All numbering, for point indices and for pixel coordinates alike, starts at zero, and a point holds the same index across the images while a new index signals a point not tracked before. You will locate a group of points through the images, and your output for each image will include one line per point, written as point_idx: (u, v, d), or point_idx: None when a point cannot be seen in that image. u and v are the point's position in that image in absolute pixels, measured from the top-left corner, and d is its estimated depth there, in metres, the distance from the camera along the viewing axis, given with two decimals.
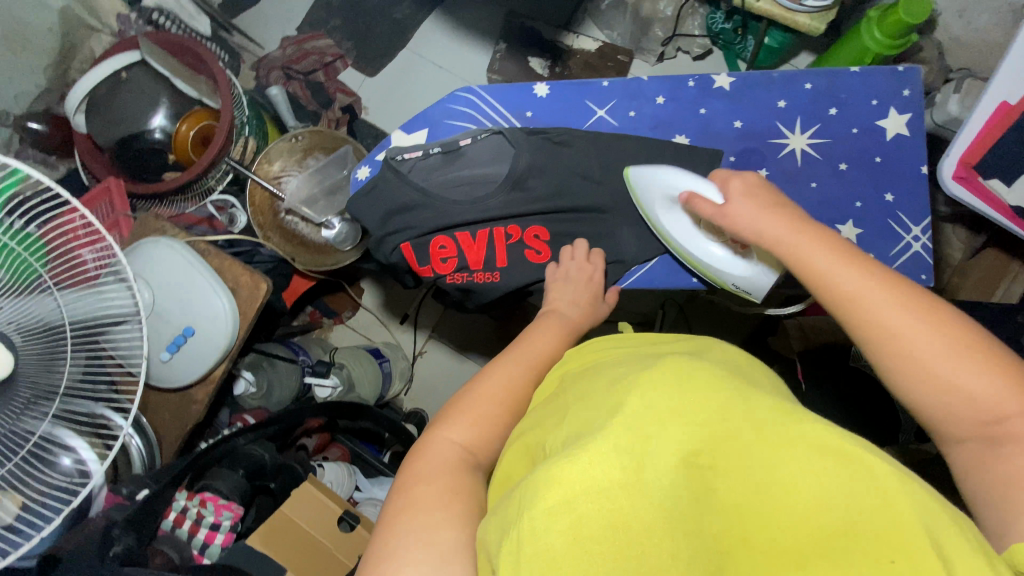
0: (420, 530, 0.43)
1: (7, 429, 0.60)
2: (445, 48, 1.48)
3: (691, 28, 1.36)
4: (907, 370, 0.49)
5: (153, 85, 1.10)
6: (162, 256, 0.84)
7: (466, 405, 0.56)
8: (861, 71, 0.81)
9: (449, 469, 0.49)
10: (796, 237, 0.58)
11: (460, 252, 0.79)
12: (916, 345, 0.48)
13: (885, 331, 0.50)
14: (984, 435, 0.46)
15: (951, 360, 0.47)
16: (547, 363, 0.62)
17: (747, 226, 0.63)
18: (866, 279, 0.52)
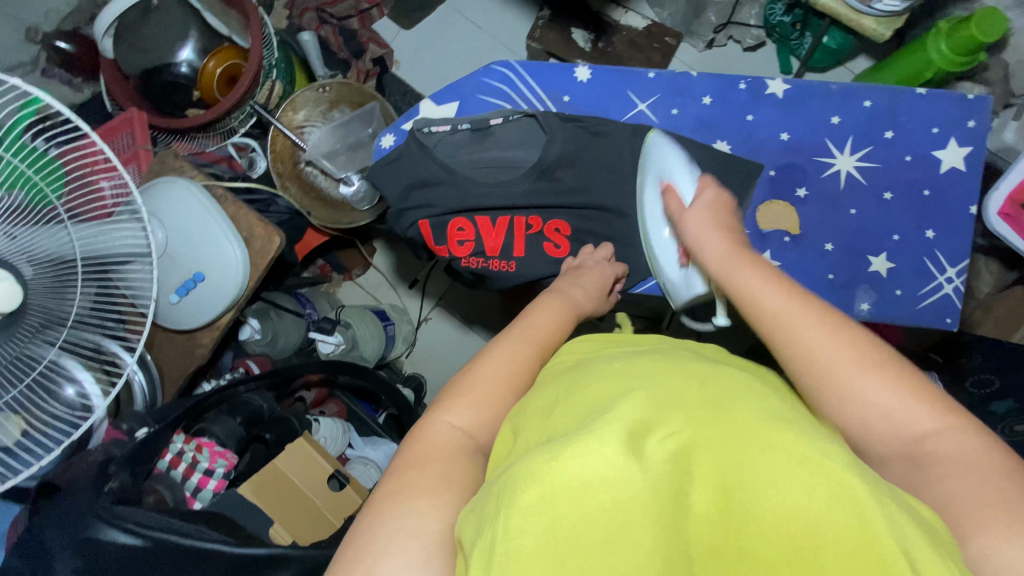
0: (407, 517, 0.43)
1: (15, 353, 0.61)
2: (486, 8, 1.42)
3: (746, 17, 1.28)
4: (830, 393, 0.46)
5: (183, 17, 1.07)
6: (178, 198, 0.82)
7: (468, 385, 0.53)
8: (927, 94, 0.76)
9: (445, 454, 0.48)
10: (726, 258, 0.56)
11: (478, 236, 0.78)
12: (832, 363, 0.46)
13: (813, 352, 0.47)
14: (905, 456, 0.44)
15: (876, 378, 0.46)
16: (549, 344, 0.59)
17: (693, 235, 0.61)
18: (785, 289, 0.50)
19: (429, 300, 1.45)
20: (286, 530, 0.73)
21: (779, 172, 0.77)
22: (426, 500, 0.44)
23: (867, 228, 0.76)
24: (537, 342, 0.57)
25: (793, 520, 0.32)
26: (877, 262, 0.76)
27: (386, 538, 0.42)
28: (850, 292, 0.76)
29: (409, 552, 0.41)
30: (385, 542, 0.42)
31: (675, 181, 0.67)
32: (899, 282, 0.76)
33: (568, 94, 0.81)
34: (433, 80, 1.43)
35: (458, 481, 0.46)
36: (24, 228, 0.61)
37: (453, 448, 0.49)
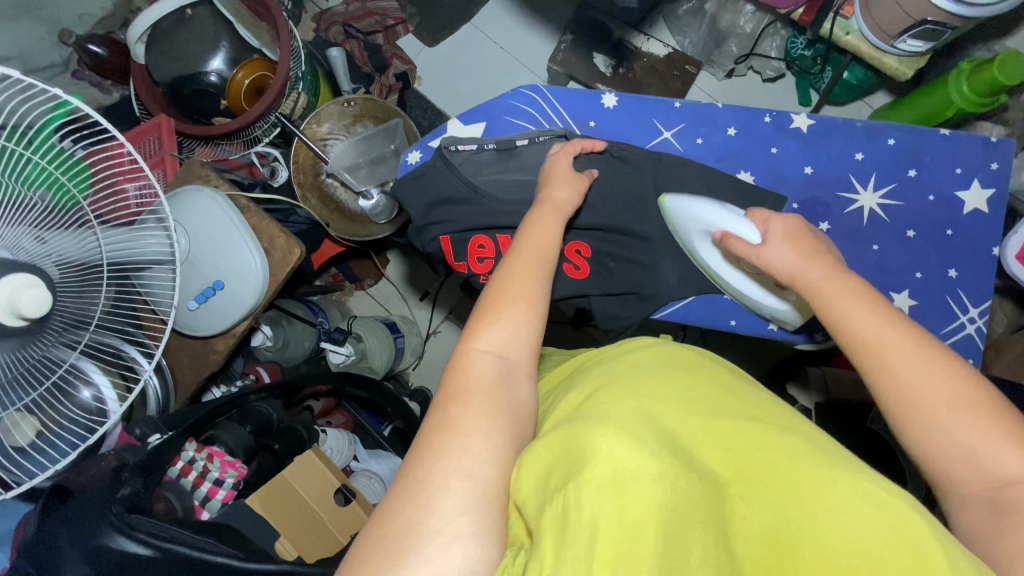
0: (463, 455, 0.43)
1: (40, 356, 0.61)
2: (509, 29, 1.44)
3: (767, 49, 1.29)
4: (919, 426, 0.47)
5: (214, 27, 1.09)
6: (203, 206, 0.84)
7: (494, 310, 0.53)
8: (951, 135, 0.76)
9: (489, 385, 0.48)
10: (822, 281, 0.58)
11: (499, 255, 0.78)
12: (922, 402, 0.47)
13: (898, 389, 0.48)
14: (989, 500, 0.43)
15: (970, 416, 0.45)
16: (546, 250, 0.60)
17: (783, 269, 0.62)
18: (881, 316, 0.52)
19: (440, 312, 1.46)
20: (293, 545, 0.73)
21: (803, 205, 0.77)
22: (483, 440, 0.44)
23: (887, 264, 0.76)
24: (543, 257, 0.59)
25: (847, 552, 0.33)
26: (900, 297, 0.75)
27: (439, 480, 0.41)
28: None
29: (469, 501, 0.40)
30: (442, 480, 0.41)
31: (728, 227, 0.68)
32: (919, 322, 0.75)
33: (593, 120, 0.82)
34: (454, 97, 1.45)
35: (505, 419, 0.46)
36: (54, 232, 0.62)
37: (495, 373, 0.50)
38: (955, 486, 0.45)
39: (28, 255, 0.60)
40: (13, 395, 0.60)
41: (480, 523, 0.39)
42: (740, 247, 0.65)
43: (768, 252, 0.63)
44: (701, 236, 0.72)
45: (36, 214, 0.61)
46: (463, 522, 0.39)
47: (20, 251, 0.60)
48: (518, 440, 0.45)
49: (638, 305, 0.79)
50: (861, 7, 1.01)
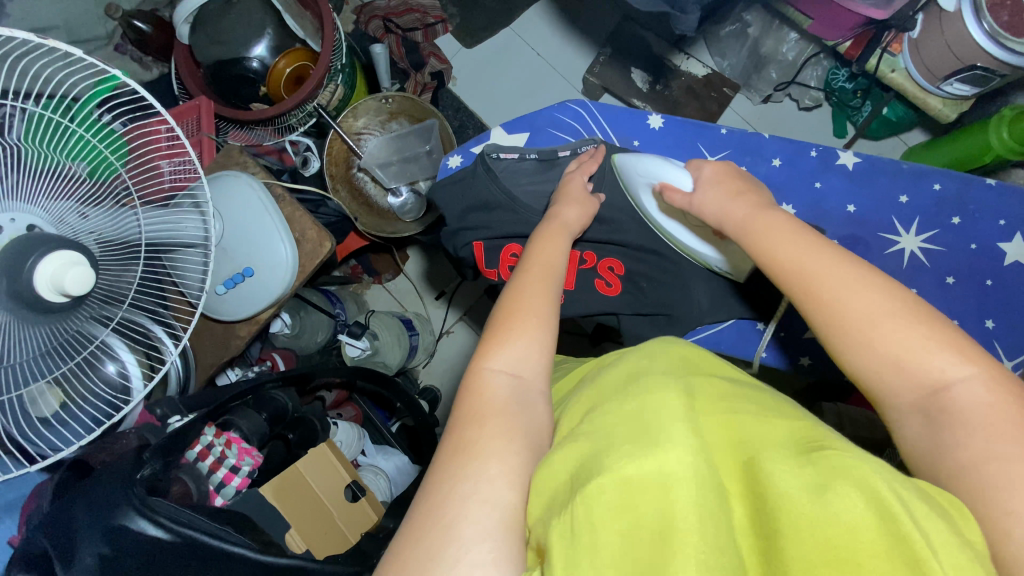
0: (483, 475, 0.43)
1: (75, 330, 0.62)
2: (548, 36, 1.44)
3: (808, 78, 1.29)
4: (846, 338, 0.49)
5: (260, 14, 1.10)
6: (239, 192, 0.84)
7: (505, 331, 0.54)
8: (998, 185, 0.76)
9: (505, 404, 0.49)
10: (748, 219, 0.60)
11: None
12: (846, 315, 0.49)
13: (828, 306, 0.50)
14: (922, 408, 0.46)
15: (887, 322, 0.47)
16: (553, 269, 0.60)
17: (713, 212, 0.64)
18: (798, 240, 0.55)
19: (455, 313, 1.46)
20: (303, 540, 0.73)
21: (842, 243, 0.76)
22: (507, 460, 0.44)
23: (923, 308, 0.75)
24: (551, 273, 0.60)
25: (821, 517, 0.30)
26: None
27: (460, 500, 0.42)
28: None
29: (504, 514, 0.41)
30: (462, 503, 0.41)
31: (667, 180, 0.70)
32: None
33: (635, 137, 0.81)
34: (488, 100, 1.45)
35: (520, 437, 0.46)
36: (96, 209, 0.62)
37: (509, 394, 0.50)
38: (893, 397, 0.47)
39: (71, 229, 0.60)
40: (43, 367, 0.60)
41: (502, 551, 0.39)
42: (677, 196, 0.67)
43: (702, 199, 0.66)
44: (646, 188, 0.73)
45: (81, 190, 0.61)
46: (485, 548, 0.39)
47: (64, 225, 0.60)
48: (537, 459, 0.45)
49: (666, 327, 0.79)
50: (909, 46, 1.01)
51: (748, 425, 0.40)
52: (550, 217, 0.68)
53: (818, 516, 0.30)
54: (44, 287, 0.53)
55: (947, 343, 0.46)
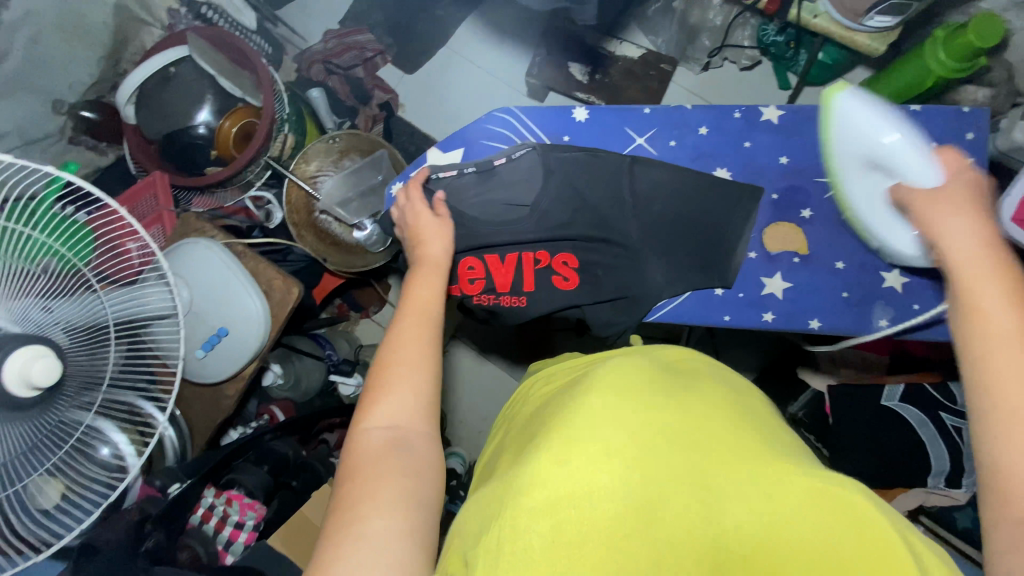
0: (357, 523, 0.43)
1: (58, 419, 0.64)
2: (485, 47, 1.47)
3: (740, 39, 1.31)
4: (1000, 426, 0.42)
5: (197, 83, 1.13)
6: (202, 258, 0.86)
7: (381, 383, 0.53)
8: (922, 110, 0.80)
9: (379, 456, 0.49)
10: (990, 250, 0.51)
11: (489, 274, 0.79)
12: (1002, 368, 0.44)
13: (986, 359, 0.45)
14: None
15: None
16: (428, 312, 0.60)
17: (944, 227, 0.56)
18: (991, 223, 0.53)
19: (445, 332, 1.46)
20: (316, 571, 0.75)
21: (781, 196, 0.82)
22: (390, 514, 0.44)
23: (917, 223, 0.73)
24: (426, 315, 0.59)
25: (810, 547, 0.33)
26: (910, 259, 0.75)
27: (335, 552, 0.42)
28: (866, 311, 0.80)
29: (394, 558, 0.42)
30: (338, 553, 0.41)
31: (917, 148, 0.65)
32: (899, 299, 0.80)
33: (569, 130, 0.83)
34: (438, 119, 1.48)
35: (404, 479, 0.47)
36: (59, 300, 0.64)
37: (388, 444, 0.50)
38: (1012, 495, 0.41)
39: (36, 325, 0.62)
40: (36, 461, 0.63)
41: None
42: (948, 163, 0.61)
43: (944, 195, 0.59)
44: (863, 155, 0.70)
45: (41, 285, 0.63)
46: None
47: (27, 322, 0.61)
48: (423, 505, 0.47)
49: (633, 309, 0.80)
50: None
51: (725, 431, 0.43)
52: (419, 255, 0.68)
53: (794, 540, 0.34)
54: (15, 383, 0.55)
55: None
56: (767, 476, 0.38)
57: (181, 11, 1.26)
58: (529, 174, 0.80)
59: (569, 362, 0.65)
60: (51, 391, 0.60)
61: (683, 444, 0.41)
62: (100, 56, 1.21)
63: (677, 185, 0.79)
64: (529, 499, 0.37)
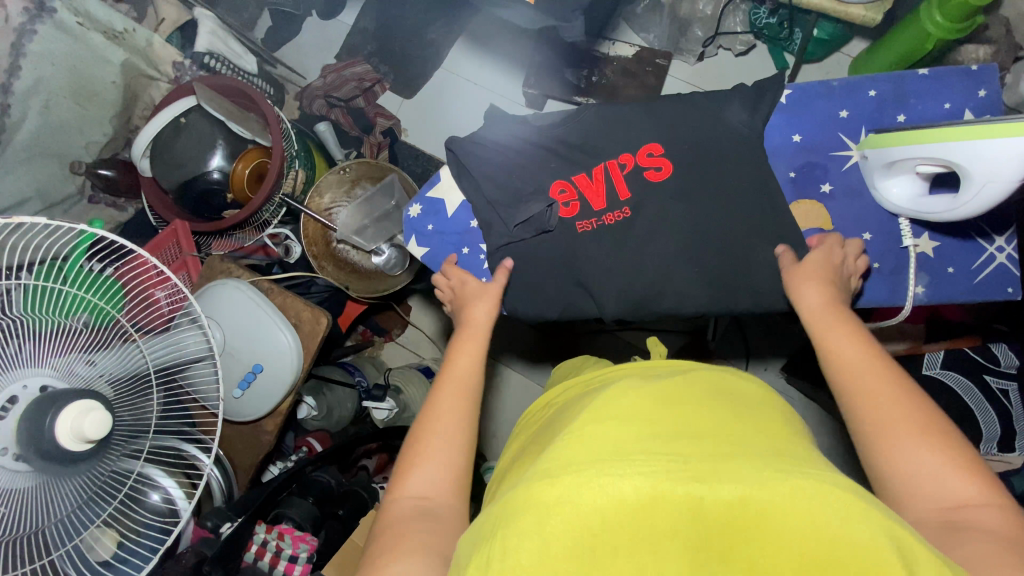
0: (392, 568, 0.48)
1: (110, 469, 0.65)
2: (481, 66, 1.50)
3: (732, 25, 1.31)
4: (868, 427, 0.55)
5: (209, 130, 1.15)
6: (231, 298, 0.87)
7: (416, 455, 0.59)
8: (931, 73, 0.80)
9: (407, 519, 0.53)
10: (824, 311, 0.67)
11: (581, 195, 0.81)
12: (856, 368, 0.58)
13: (865, 394, 0.56)
14: (943, 520, 0.48)
15: (905, 436, 0.52)
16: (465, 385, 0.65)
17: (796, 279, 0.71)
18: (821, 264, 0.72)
19: None
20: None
21: (799, 173, 0.81)
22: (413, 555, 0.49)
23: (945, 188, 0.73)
24: (465, 385, 0.65)
25: (792, 551, 0.34)
26: (904, 236, 0.79)
27: None
28: (900, 279, 0.79)
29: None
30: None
31: (942, 150, 0.65)
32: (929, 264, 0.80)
33: (575, 133, 0.83)
34: (442, 140, 1.51)
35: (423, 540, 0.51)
36: (101, 352, 0.65)
37: (414, 510, 0.54)
38: (909, 510, 0.50)
39: (82, 379, 0.63)
40: (90, 514, 0.63)
41: None
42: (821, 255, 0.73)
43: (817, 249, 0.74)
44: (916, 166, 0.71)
45: (84, 340, 0.64)
46: None
47: (75, 378, 0.63)
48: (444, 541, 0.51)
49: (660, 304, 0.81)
50: None
51: (707, 438, 0.44)
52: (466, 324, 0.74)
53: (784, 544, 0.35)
54: (69, 438, 0.56)
55: (945, 451, 0.51)
56: (751, 476, 0.38)
57: (185, 63, 1.26)
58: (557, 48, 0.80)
59: (573, 384, 0.65)
60: (101, 443, 0.61)
61: (679, 448, 0.42)
62: (112, 115, 1.24)
63: (694, 176, 0.79)
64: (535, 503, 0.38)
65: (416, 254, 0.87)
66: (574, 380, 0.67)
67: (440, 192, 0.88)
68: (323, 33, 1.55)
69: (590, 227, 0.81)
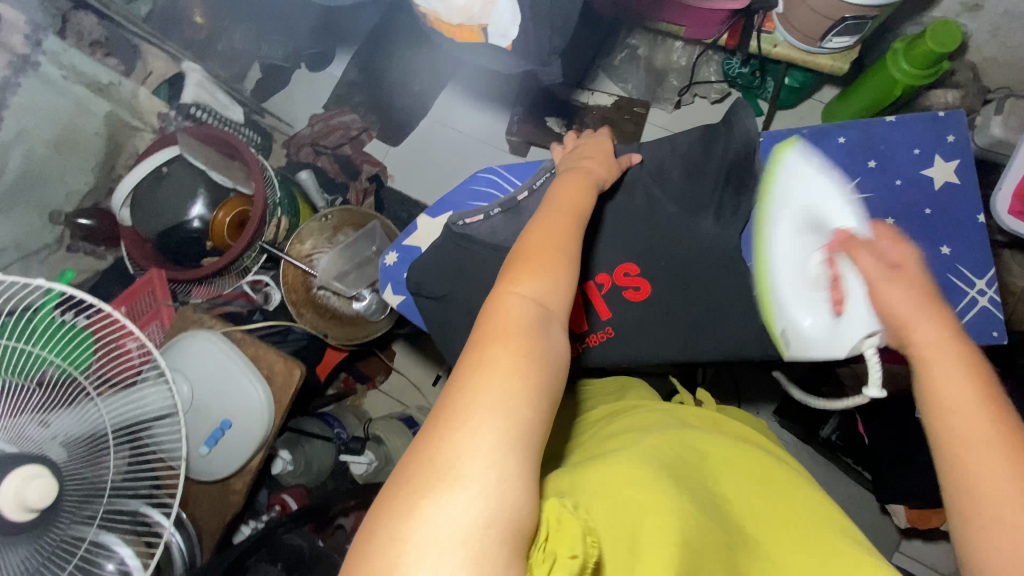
0: (455, 454, 0.40)
1: (60, 536, 0.59)
2: (465, 112, 1.53)
3: (707, 75, 1.35)
4: (955, 478, 0.44)
5: (190, 178, 1.15)
6: (201, 350, 0.85)
7: (474, 373, 0.44)
8: (897, 121, 0.82)
9: (466, 434, 0.41)
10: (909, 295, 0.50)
11: (561, 323, 0.80)
12: (958, 404, 0.45)
13: (961, 442, 0.44)
14: None
15: (1012, 500, 0.42)
16: (546, 320, 0.49)
17: (880, 309, 0.51)
18: (922, 302, 0.49)
19: None
20: None
21: None
22: (514, 379, 0.43)
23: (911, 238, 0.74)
24: (534, 333, 0.47)
25: None
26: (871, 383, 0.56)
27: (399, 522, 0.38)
28: None
29: (504, 471, 0.40)
30: (453, 446, 0.40)
31: (845, 226, 0.58)
32: None
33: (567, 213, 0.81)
34: (428, 186, 1.53)
35: (503, 464, 0.40)
36: (57, 412, 0.61)
37: (475, 429, 0.41)
38: None
39: (33, 443, 0.59)
40: None
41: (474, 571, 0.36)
42: (870, 264, 0.53)
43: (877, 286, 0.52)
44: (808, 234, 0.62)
45: (36, 401, 0.60)
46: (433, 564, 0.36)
47: (26, 440, 0.58)
48: (519, 481, 0.40)
49: (642, 350, 0.79)
50: (778, 21, 1.06)
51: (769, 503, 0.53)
52: (575, 168, 0.68)
53: None
54: (7, 511, 0.51)
55: None
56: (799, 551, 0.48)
57: (170, 114, 1.29)
58: (524, 65, 0.77)
59: (607, 405, 0.75)
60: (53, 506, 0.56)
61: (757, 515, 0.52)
62: (94, 165, 1.24)
63: (675, 221, 0.78)
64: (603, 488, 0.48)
65: (392, 301, 0.85)
66: (610, 401, 0.76)
67: (417, 239, 0.87)
68: (313, 84, 1.59)
69: (572, 352, 0.79)
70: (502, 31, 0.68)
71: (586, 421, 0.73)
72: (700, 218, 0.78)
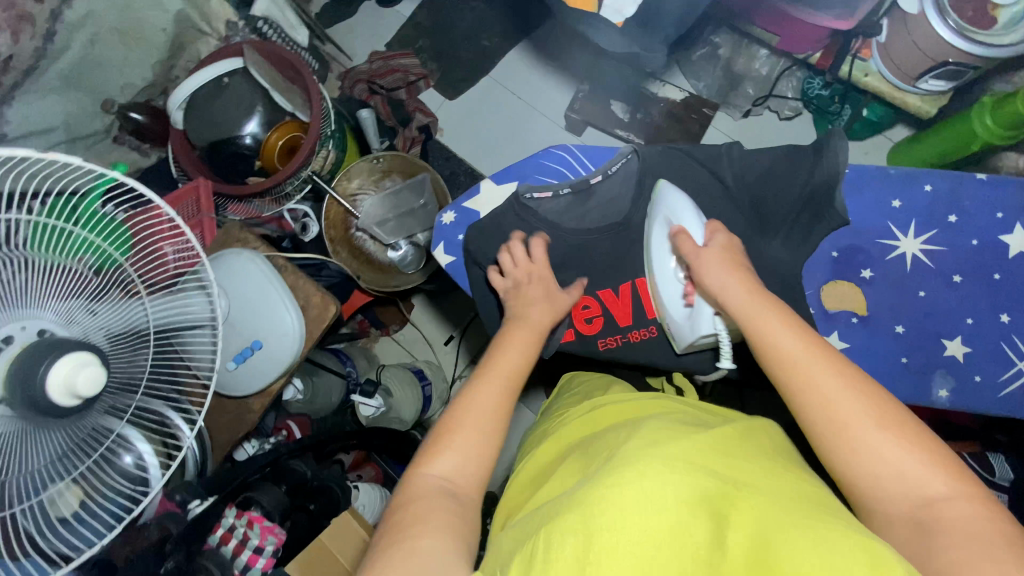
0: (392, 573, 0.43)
1: (90, 427, 0.59)
2: (526, 78, 1.49)
3: (785, 89, 1.32)
4: (818, 409, 0.50)
5: (250, 94, 1.14)
6: (242, 270, 0.85)
7: (405, 514, 0.49)
8: (990, 179, 0.82)
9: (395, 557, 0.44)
10: (750, 298, 0.59)
11: (605, 310, 0.83)
12: (794, 354, 0.53)
13: (822, 400, 0.50)
14: (915, 518, 0.44)
15: (874, 423, 0.48)
16: (454, 458, 0.54)
17: (712, 279, 0.62)
18: (747, 293, 0.59)
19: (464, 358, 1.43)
20: None
21: (842, 255, 0.84)
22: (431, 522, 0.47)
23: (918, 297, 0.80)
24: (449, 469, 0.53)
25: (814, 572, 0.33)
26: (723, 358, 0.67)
27: None
28: (925, 379, 0.81)
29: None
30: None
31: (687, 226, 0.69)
32: (952, 367, 0.80)
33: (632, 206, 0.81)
34: (475, 146, 1.50)
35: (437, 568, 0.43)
36: (104, 303, 0.60)
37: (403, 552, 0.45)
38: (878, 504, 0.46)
39: (79, 329, 0.58)
40: (64, 468, 0.57)
41: None
42: (687, 245, 0.66)
43: (706, 254, 0.65)
44: (664, 224, 0.73)
45: (89, 287, 0.59)
46: None
47: (73, 325, 0.58)
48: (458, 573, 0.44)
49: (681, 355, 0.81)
50: (878, 50, 1.04)
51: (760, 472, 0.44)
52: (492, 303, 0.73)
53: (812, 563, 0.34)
54: (57, 396, 0.51)
55: (909, 440, 0.47)
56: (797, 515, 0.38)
57: (238, 24, 1.26)
58: (624, 47, 0.76)
59: (597, 404, 0.67)
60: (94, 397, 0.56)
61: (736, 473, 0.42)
62: (154, 62, 1.24)
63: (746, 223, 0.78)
64: (562, 519, 0.39)
65: (443, 260, 0.86)
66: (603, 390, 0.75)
67: (476, 203, 0.89)
68: (378, 19, 1.54)
69: (612, 343, 0.83)
70: (618, 6, 0.64)
71: (573, 407, 0.72)
72: (769, 238, 0.77)
